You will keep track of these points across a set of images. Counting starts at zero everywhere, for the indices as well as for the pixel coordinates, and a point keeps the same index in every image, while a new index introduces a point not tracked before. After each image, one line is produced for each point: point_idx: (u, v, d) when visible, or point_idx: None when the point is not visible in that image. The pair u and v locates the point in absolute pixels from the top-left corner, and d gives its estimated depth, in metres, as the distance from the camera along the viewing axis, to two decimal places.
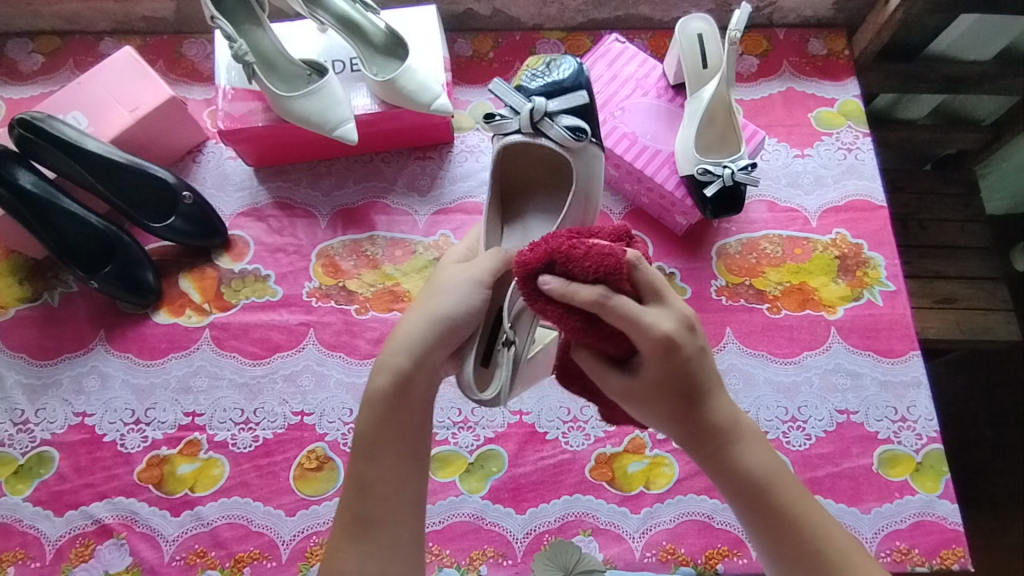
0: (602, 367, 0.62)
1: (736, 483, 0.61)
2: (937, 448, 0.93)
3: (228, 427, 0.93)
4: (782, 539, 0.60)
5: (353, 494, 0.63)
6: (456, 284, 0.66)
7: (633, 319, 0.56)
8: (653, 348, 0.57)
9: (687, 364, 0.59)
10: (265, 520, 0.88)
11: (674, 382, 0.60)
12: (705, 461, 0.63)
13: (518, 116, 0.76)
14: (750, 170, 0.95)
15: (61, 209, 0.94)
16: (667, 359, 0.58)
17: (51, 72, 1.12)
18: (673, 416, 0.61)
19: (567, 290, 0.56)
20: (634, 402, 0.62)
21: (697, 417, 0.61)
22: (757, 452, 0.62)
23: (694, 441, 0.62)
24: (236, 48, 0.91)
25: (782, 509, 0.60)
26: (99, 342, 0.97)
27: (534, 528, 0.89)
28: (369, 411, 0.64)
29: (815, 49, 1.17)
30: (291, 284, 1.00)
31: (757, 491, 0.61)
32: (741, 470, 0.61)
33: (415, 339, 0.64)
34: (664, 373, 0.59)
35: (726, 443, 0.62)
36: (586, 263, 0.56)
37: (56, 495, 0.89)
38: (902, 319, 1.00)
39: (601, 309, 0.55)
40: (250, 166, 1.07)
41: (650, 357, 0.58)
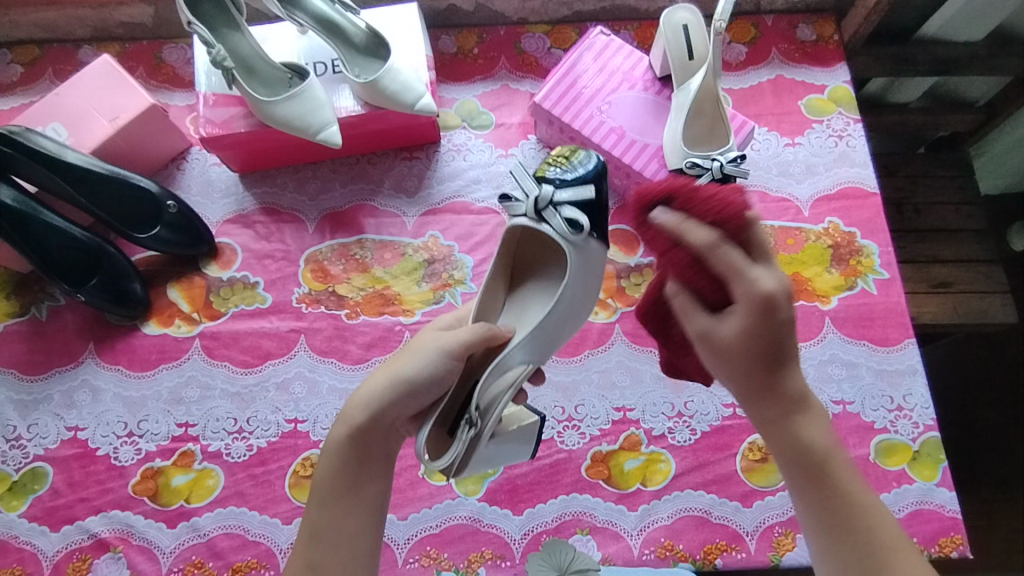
0: (690, 305, 0.59)
1: (797, 455, 0.54)
2: (934, 436, 0.92)
3: (221, 437, 0.92)
4: (827, 513, 0.53)
5: (304, 539, 0.62)
6: (425, 348, 0.66)
7: (734, 267, 0.53)
8: (749, 296, 0.53)
9: (777, 327, 0.53)
10: (262, 528, 0.87)
11: (758, 343, 0.53)
12: (764, 426, 0.56)
13: (526, 197, 0.70)
14: (739, 163, 0.93)
15: (43, 223, 0.92)
16: (758, 315, 0.53)
17: (30, 82, 1.10)
18: (738, 377, 0.55)
19: (679, 224, 0.57)
20: (709, 354, 0.57)
21: (773, 385, 0.55)
22: (823, 432, 0.55)
23: (762, 403, 0.55)
24: (214, 53, 0.89)
25: (839, 487, 0.53)
26: (89, 355, 0.96)
27: (532, 528, 0.88)
28: (329, 458, 0.65)
29: (804, 35, 1.16)
30: (280, 290, 0.99)
31: (818, 467, 0.54)
32: (808, 443, 0.54)
33: (371, 395, 0.65)
34: (750, 333, 0.53)
35: (794, 413, 0.55)
36: (707, 207, 0.57)
37: (51, 510, 0.88)
38: (897, 307, 0.99)
39: (710, 250, 0.55)
40: (236, 172, 1.06)
41: (741, 307, 0.53)
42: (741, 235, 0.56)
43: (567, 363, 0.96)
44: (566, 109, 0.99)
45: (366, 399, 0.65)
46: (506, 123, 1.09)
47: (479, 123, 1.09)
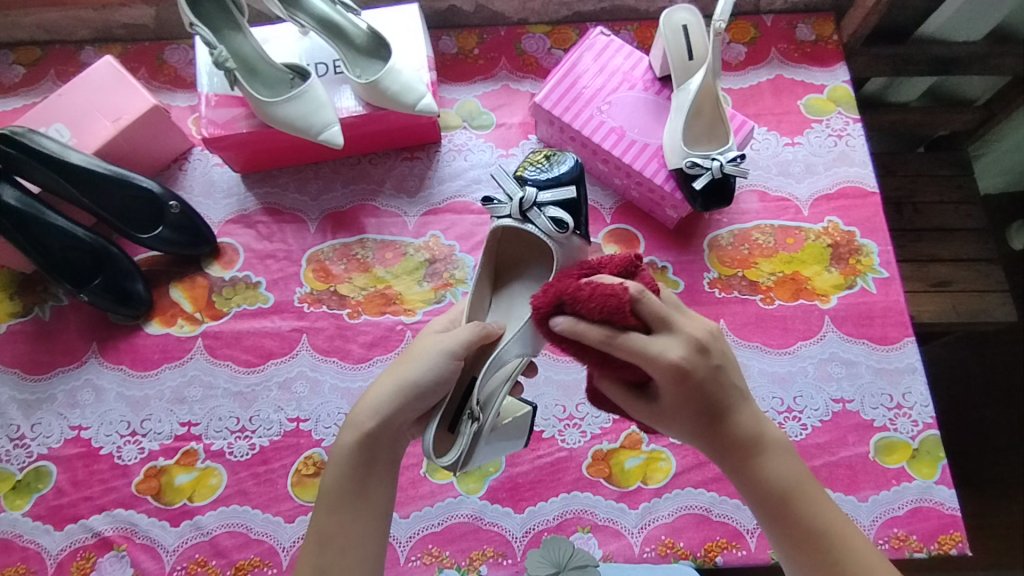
0: (630, 389, 0.64)
1: (758, 493, 0.61)
2: (933, 434, 0.93)
3: (224, 436, 0.93)
4: (791, 543, 0.60)
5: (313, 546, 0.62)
6: (430, 352, 0.66)
7: (636, 354, 0.57)
8: (665, 374, 0.58)
9: (701, 388, 0.58)
10: (265, 527, 0.88)
11: (689, 404, 0.60)
12: (729, 472, 0.62)
13: (510, 201, 0.74)
14: (739, 162, 0.94)
15: (46, 223, 0.92)
16: (678, 386, 0.58)
17: (32, 83, 1.11)
18: (691, 435, 0.62)
19: (573, 328, 0.59)
20: (659, 424, 0.64)
21: (718, 433, 0.61)
22: (780, 464, 0.61)
23: (719, 455, 0.62)
24: (216, 54, 0.90)
25: (799, 516, 0.60)
26: (92, 354, 0.97)
27: (533, 527, 0.89)
28: (337, 464, 0.65)
29: (803, 35, 1.16)
30: (282, 290, 1.00)
31: (776, 500, 0.61)
32: (766, 478, 0.61)
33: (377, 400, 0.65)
34: (681, 398, 0.59)
35: (750, 456, 0.61)
36: (594, 303, 0.58)
37: (55, 509, 0.89)
38: (896, 305, 0.99)
39: (608, 344, 0.57)
40: (238, 173, 1.06)
41: (666, 380, 0.58)
42: (631, 314, 0.58)
43: (568, 362, 0.97)
44: (566, 109, 0.99)
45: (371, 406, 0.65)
46: (507, 123, 1.10)
47: (480, 123, 1.10)
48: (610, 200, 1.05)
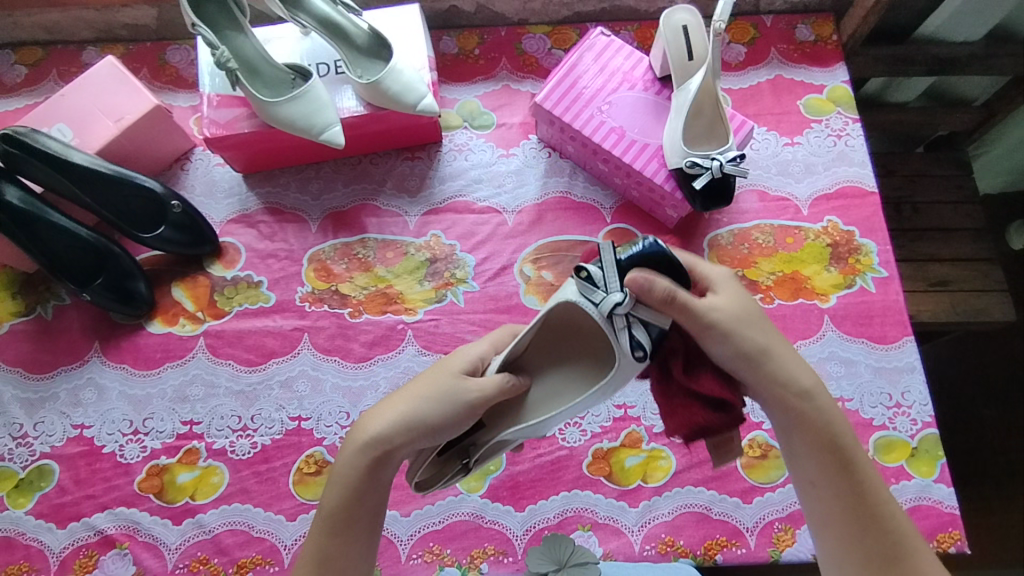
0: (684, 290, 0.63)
1: (821, 439, 0.62)
2: (932, 433, 0.93)
3: (226, 435, 0.93)
4: (851, 499, 0.61)
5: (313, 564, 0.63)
6: (443, 394, 0.64)
7: (694, 262, 0.68)
8: (720, 278, 0.67)
9: (749, 295, 0.66)
10: (267, 525, 0.88)
11: (748, 309, 0.64)
12: (792, 414, 0.63)
13: (602, 295, 0.66)
14: (739, 162, 0.94)
15: (49, 222, 0.93)
16: (733, 287, 0.66)
17: (35, 83, 1.11)
18: (738, 353, 0.63)
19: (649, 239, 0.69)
20: (723, 332, 0.63)
21: (779, 357, 0.64)
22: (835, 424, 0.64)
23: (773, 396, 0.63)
24: (218, 54, 0.90)
25: (857, 479, 0.62)
26: (95, 354, 0.97)
27: (533, 525, 0.89)
28: (339, 489, 0.63)
29: (803, 35, 1.17)
30: (283, 289, 1.00)
31: (839, 449, 0.62)
32: (827, 424, 0.63)
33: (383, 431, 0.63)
34: (740, 304, 0.64)
35: (809, 410, 0.63)
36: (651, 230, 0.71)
37: (58, 507, 0.89)
38: (895, 304, 1.00)
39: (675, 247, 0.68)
40: (239, 172, 1.07)
41: (720, 283, 0.66)
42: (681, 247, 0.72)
43: None
44: (567, 109, 0.99)
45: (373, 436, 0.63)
46: (507, 123, 1.10)
47: (480, 123, 1.10)
48: (610, 200, 1.06)
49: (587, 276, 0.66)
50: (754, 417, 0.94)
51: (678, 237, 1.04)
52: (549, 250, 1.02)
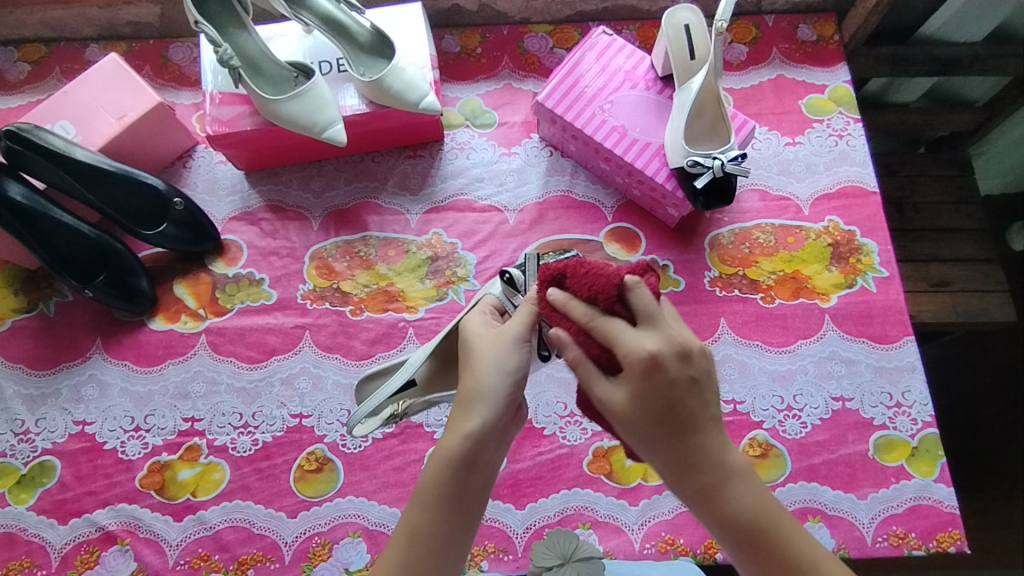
0: (587, 367, 0.57)
1: (726, 527, 0.56)
2: (933, 432, 0.93)
3: (227, 431, 0.93)
4: (769, 575, 0.56)
5: (428, 537, 0.58)
6: (509, 349, 0.63)
7: (610, 336, 0.56)
8: (634, 367, 0.54)
9: (661, 389, 0.54)
10: (267, 522, 0.89)
11: (648, 407, 0.55)
12: (692, 503, 0.57)
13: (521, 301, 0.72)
14: (740, 161, 0.94)
15: (52, 219, 0.92)
16: (645, 379, 0.54)
17: (38, 80, 1.11)
18: (638, 443, 0.56)
19: (566, 304, 0.58)
20: (616, 422, 0.57)
21: (679, 447, 0.55)
22: (751, 496, 0.56)
23: (678, 478, 0.57)
24: (221, 52, 0.90)
25: (776, 553, 0.56)
26: (96, 351, 0.97)
27: (534, 523, 0.90)
28: (443, 468, 0.59)
29: (805, 35, 1.17)
30: (286, 287, 1.00)
31: (750, 534, 0.56)
32: (733, 514, 0.56)
33: (506, 400, 0.61)
34: (641, 397, 0.55)
35: (716, 490, 0.56)
36: (587, 280, 0.58)
37: (59, 503, 0.89)
38: (896, 305, 1.00)
39: (591, 326, 0.57)
40: (241, 170, 1.07)
41: (631, 370, 0.55)
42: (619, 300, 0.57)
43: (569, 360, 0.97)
44: (569, 108, 0.99)
45: (501, 407, 0.61)
46: (509, 122, 1.10)
47: (482, 121, 1.10)
48: (611, 199, 1.06)
49: (511, 279, 0.71)
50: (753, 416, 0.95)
51: (679, 236, 1.04)
52: (550, 248, 1.03)
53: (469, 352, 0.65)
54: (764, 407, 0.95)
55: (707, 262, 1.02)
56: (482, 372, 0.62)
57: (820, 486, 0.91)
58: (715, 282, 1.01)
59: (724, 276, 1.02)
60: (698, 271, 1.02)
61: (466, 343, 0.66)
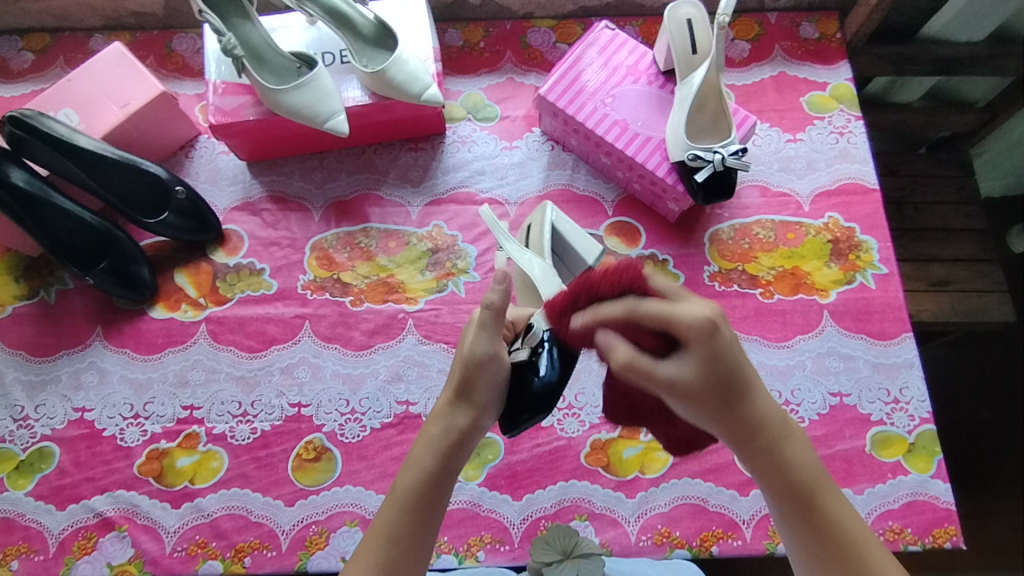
0: (642, 358, 0.56)
1: (787, 485, 0.60)
2: (930, 429, 0.94)
3: (226, 420, 0.93)
4: (823, 539, 0.59)
5: (406, 538, 0.62)
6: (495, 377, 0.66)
7: (664, 312, 0.55)
8: (700, 339, 0.55)
9: (726, 350, 0.56)
10: (264, 510, 0.89)
11: (717, 370, 0.56)
12: (755, 459, 0.61)
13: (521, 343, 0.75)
14: (741, 155, 0.94)
15: (54, 206, 0.92)
16: (708, 344, 0.55)
17: (41, 70, 1.12)
18: (709, 404, 0.58)
19: (596, 316, 0.58)
20: (678, 396, 0.57)
21: (740, 411, 0.59)
22: (806, 454, 0.62)
23: (744, 439, 0.60)
24: (225, 41, 0.90)
25: (828, 513, 0.60)
26: (97, 338, 0.97)
27: (531, 514, 0.90)
28: (419, 474, 0.64)
29: (807, 33, 1.17)
30: (286, 277, 1.01)
31: (807, 493, 0.60)
32: (794, 470, 0.60)
33: (482, 424, 0.68)
34: (711, 363, 0.56)
35: (779, 445, 0.61)
36: (608, 278, 0.59)
37: (57, 489, 0.90)
38: (895, 301, 1.00)
39: (632, 317, 0.56)
40: (243, 161, 1.07)
41: (695, 339, 0.55)
42: (645, 290, 0.58)
43: None
44: (570, 102, 0.99)
45: (478, 428, 0.67)
46: (510, 116, 1.11)
47: (484, 115, 1.11)
48: (612, 193, 1.06)
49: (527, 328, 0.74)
50: None
51: (679, 230, 1.04)
52: None
53: (470, 380, 0.66)
54: None
55: (707, 257, 1.03)
56: (473, 396, 0.67)
57: None
58: (714, 277, 1.02)
59: (723, 271, 1.02)
60: (697, 266, 1.02)
61: (472, 363, 0.65)
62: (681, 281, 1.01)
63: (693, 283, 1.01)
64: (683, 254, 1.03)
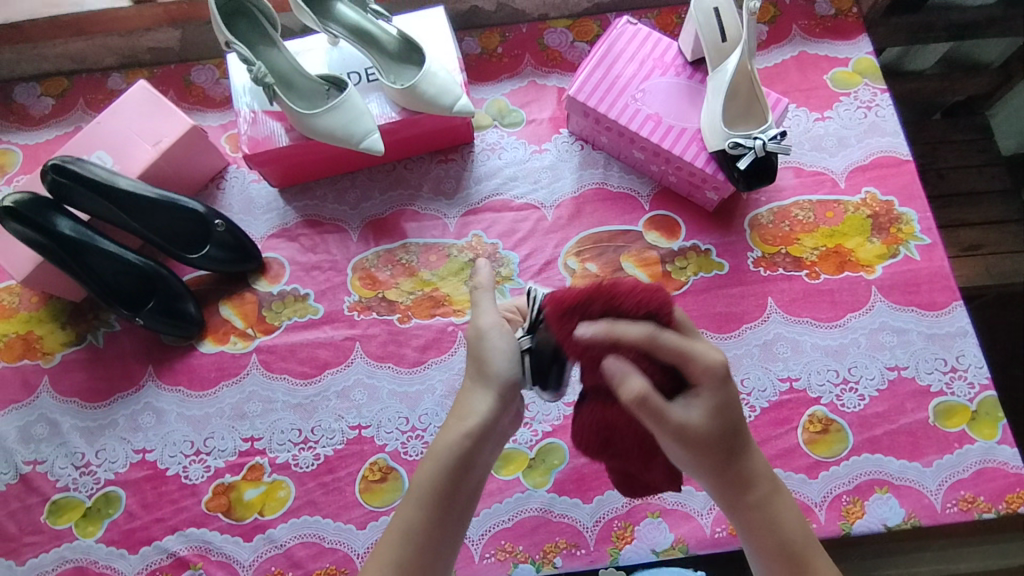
0: (657, 395, 0.58)
1: (772, 537, 0.66)
2: (991, 395, 0.94)
3: (288, 448, 0.93)
4: None
5: (425, 532, 0.64)
6: (505, 350, 0.67)
7: (686, 351, 0.60)
8: (709, 381, 0.61)
9: (728, 398, 0.62)
10: (337, 535, 0.89)
11: (720, 418, 0.62)
12: (748, 513, 0.66)
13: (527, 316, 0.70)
14: (781, 139, 0.93)
15: (99, 250, 0.91)
16: (715, 388, 0.61)
17: (63, 114, 1.11)
18: (704, 453, 0.63)
19: (612, 332, 0.59)
20: (684, 442, 0.61)
21: (733, 464, 0.64)
22: (793, 514, 0.67)
23: (732, 486, 0.65)
24: (255, 70, 0.89)
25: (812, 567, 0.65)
26: (150, 378, 0.97)
27: (603, 516, 0.90)
28: (433, 462, 0.66)
29: (823, 9, 1.17)
30: (332, 300, 1.00)
31: (791, 544, 0.66)
32: (779, 524, 0.66)
33: (505, 400, 0.67)
34: (716, 409, 0.62)
35: (768, 498, 0.66)
36: (635, 296, 0.60)
37: (128, 533, 0.89)
38: (941, 271, 1.00)
39: (652, 345, 0.59)
40: (275, 188, 1.07)
41: (704, 384, 0.61)
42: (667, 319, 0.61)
43: None
44: (602, 100, 0.99)
45: (501, 409, 0.67)
46: (537, 119, 1.10)
47: (510, 120, 1.10)
48: (647, 188, 1.06)
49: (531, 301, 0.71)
50: (810, 393, 0.95)
51: (718, 219, 1.04)
52: (591, 242, 1.03)
53: (480, 356, 0.68)
54: (820, 382, 0.95)
55: (749, 243, 1.03)
56: (487, 373, 0.67)
57: (885, 457, 0.91)
58: (759, 262, 1.01)
59: (767, 256, 1.02)
60: (740, 253, 1.02)
61: (476, 337, 0.68)
62: (726, 269, 1.01)
63: (738, 270, 1.01)
64: (725, 242, 1.03)
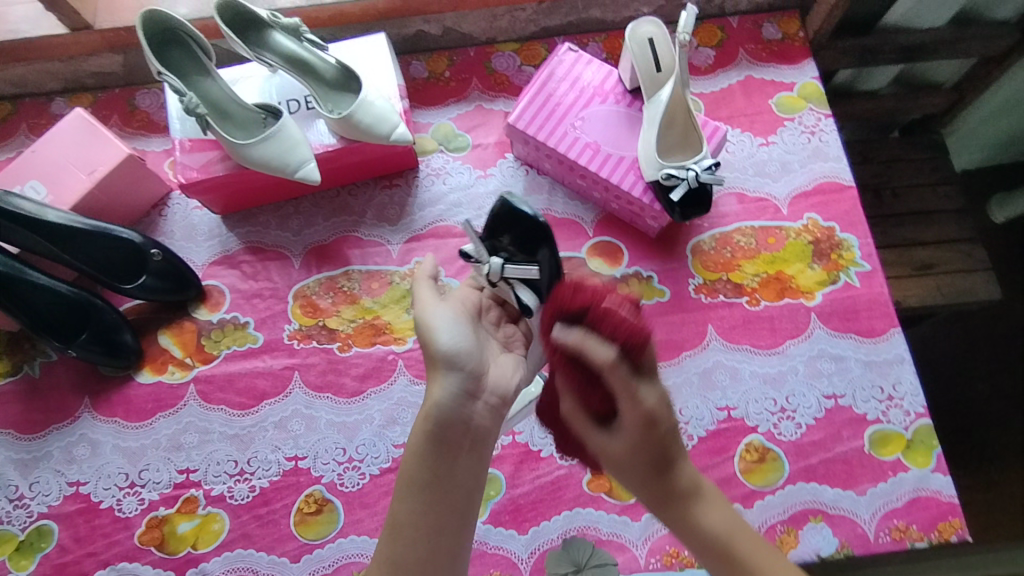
0: (586, 418, 0.67)
1: (696, 544, 0.65)
2: (926, 423, 0.94)
3: (223, 480, 0.93)
4: None
5: (420, 528, 0.62)
6: (442, 322, 0.68)
7: (626, 390, 0.61)
8: (635, 418, 0.63)
9: (655, 440, 0.63)
10: (270, 568, 0.88)
11: (645, 452, 0.64)
12: (666, 522, 0.66)
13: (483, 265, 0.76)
14: (714, 169, 0.94)
15: (29, 282, 0.90)
16: (642, 429, 0.63)
17: (4, 139, 1.10)
18: (627, 472, 0.66)
19: (580, 347, 0.61)
20: (608, 460, 0.67)
21: (659, 484, 0.65)
22: (721, 518, 0.65)
23: (663, 500, 0.65)
24: (186, 100, 0.88)
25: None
26: (85, 409, 0.96)
27: (538, 547, 0.90)
28: (410, 453, 0.64)
29: (770, 34, 1.17)
30: (271, 329, 1.00)
31: (714, 552, 0.64)
32: (701, 532, 0.64)
33: (462, 374, 0.65)
34: (639, 445, 0.64)
35: (690, 506, 0.65)
36: (606, 328, 0.62)
37: (60, 567, 0.89)
38: (880, 297, 1.00)
39: (606, 373, 0.60)
40: (218, 214, 1.06)
41: (629, 420, 0.64)
42: (635, 356, 0.62)
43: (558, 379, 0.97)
44: (540, 128, 0.99)
45: (461, 392, 0.65)
46: (482, 144, 1.10)
47: (456, 145, 1.10)
48: (591, 214, 1.06)
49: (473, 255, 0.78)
50: (747, 421, 0.95)
51: (661, 245, 1.04)
52: None
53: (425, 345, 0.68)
54: (757, 411, 0.96)
55: (690, 270, 1.03)
56: (434, 358, 0.66)
57: (820, 486, 0.92)
58: (700, 289, 1.02)
59: (708, 282, 1.02)
60: (682, 279, 1.02)
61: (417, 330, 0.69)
62: (667, 296, 1.01)
63: (680, 297, 1.01)
64: (667, 269, 1.03)
